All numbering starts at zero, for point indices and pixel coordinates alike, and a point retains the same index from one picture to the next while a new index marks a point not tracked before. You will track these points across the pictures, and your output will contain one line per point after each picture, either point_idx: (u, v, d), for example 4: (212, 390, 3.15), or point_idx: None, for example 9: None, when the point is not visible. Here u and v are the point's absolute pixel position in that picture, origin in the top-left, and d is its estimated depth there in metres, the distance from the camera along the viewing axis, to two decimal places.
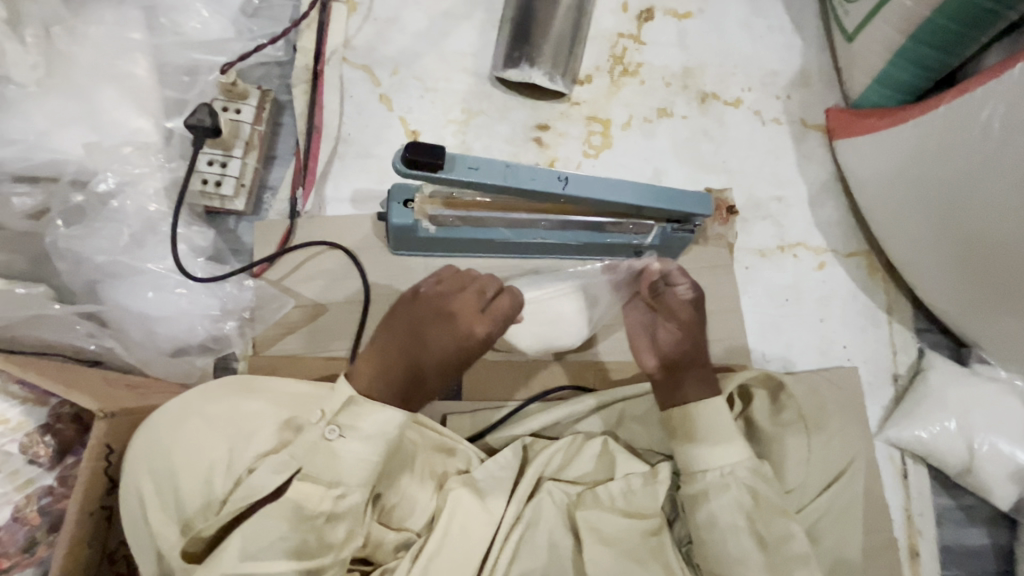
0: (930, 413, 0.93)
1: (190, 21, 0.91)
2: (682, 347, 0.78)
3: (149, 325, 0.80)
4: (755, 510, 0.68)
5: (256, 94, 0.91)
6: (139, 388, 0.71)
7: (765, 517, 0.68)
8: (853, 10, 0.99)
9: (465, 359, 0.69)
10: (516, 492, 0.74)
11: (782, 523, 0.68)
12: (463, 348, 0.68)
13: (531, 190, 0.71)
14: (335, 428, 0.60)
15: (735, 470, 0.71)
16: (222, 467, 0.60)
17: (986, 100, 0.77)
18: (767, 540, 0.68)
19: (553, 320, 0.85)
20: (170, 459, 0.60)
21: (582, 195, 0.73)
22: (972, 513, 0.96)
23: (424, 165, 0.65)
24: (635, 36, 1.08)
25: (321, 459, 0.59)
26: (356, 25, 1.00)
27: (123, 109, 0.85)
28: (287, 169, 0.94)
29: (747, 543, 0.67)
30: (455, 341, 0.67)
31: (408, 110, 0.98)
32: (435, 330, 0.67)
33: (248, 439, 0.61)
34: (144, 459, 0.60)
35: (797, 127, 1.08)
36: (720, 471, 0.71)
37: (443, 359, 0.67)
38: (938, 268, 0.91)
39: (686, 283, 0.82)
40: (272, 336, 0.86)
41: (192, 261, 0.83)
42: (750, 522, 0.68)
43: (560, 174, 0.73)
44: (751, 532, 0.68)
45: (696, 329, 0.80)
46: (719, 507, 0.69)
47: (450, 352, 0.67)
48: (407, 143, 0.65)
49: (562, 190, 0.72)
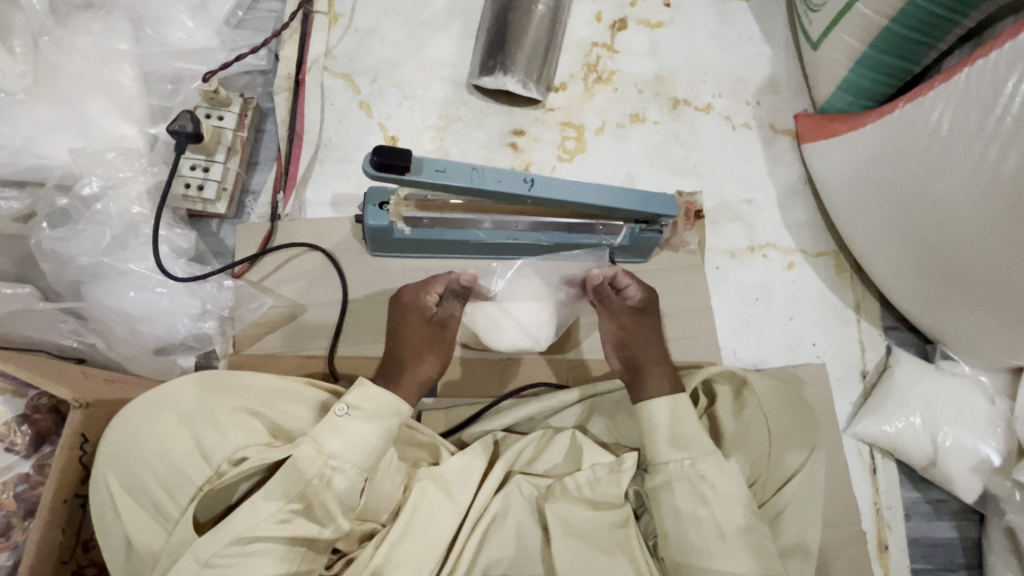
0: (895, 409, 0.96)
1: (174, 32, 0.94)
2: (635, 340, 0.81)
3: (131, 323, 0.82)
4: (714, 500, 0.70)
5: (238, 101, 0.94)
6: (117, 382, 0.73)
7: (725, 506, 0.70)
8: (817, 19, 1.03)
9: (441, 337, 0.77)
10: (485, 485, 0.76)
11: (739, 512, 0.70)
12: (436, 328, 0.77)
13: (499, 192, 0.74)
14: (344, 406, 0.65)
15: (697, 459, 0.72)
16: (196, 460, 0.62)
17: (936, 104, 0.81)
18: (728, 530, 0.69)
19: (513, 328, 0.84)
20: (143, 450, 0.62)
21: (548, 195, 0.76)
22: (940, 506, 0.98)
23: (391, 168, 0.68)
24: (609, 45, 1.11)
25: (327, 428, 0.63)
26: (338, 36, 1.04)
27: (109, 117, 0.88)
28: (269, 174, 0.97)
29: (708, 531, 0.69)
30: (426, 321, 0.76)
31: (387, 117, 1.02)
32: (407, 325, 0.76)
33: (222, 434, 0.63)
34: (117, 452, 0.62)
35: (766, 131, 1.11)
36: (682, 462, 0.73)
37: (420, 340, 0.75)
38: (899, 268, 0.94)
39: (633, 284, 0.83)
40: (250, 335, 0.88)
41: (173, 261, 0.86)
42: (710, 511, 0.70)
43: (526, 177, 0.76)
44: (712, 521, 0.69)
45: (651, 321, 0.83)
46: (681, 496, 0.71)
47: (425, 333, 0.76)
48: (374, 147, 0.68)
49: (528, 191, 0.75)
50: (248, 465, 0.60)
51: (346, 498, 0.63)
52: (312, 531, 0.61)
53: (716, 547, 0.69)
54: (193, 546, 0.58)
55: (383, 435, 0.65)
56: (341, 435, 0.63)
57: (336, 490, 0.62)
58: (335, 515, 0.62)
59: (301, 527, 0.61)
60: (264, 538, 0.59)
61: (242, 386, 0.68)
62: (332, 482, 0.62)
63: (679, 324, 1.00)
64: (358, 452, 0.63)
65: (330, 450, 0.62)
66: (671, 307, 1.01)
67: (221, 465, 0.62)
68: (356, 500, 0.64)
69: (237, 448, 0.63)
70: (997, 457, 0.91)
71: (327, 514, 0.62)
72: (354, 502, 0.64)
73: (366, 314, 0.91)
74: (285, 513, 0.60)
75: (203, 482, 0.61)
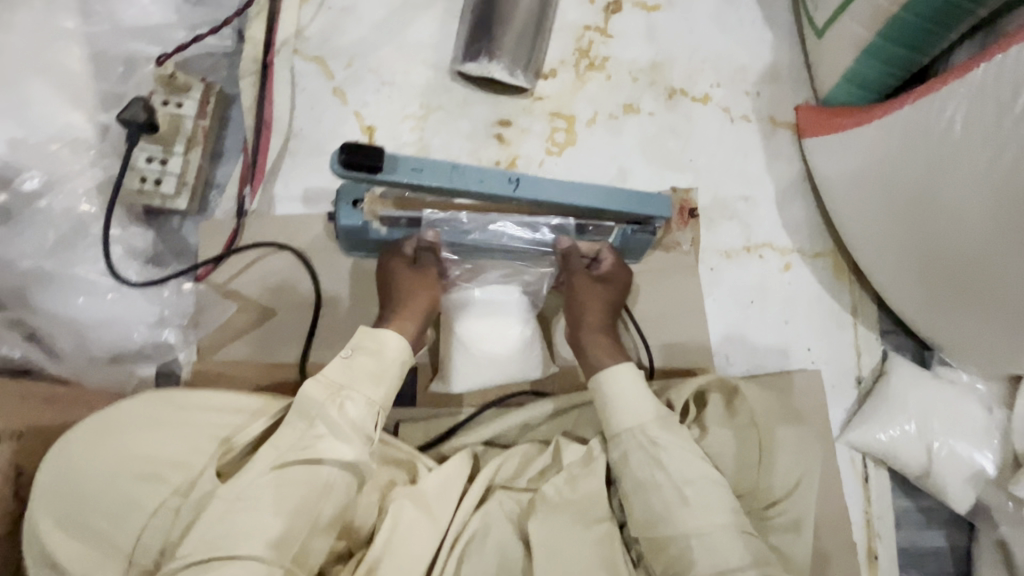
0: (891, 415, 0.93)
1: (128, 7, 0.85)
2: (588, 307, 0.83)
3: (80, 332, 0.75)
4: (670, 465, 0.70)
5: (199, 86, 0.86)
6: (62, 402, 0.67)
7: (681, 466, 0.70)
8: (823, 5, 0.97)
9: (422, 281, 0.77)
10: (463, 503, 0.73)
11: (702, 474, 0.70)
12: (421, 273, 0.78)
13: (481, 193, 0.69)
14: (349, 350, 0.69)
15: (645, 427, 0.74)
16: (160, 481, 0.58)
17: (949, 101, 0.76)
18: (693, 493, 0.69)
19: (497, 326, 0.80)
20: (84, 483, 0.56)
21: (536, 195, 0.71)
22: (931, 515, 0.96)
23: (363, 167, 0.63)
24: (602, 29, 1.04)
25: (336, 368, 0.67)
26: (309, 14, 0.96)
27: (55, 103, 0.79)
28: (235, 167, 0.90)
29: (668, 494, 0.69)
30: (407, 267, 0.78)
31: (363, 105, 0.95)
32: (395, 275, 0.78)
33: (191, 449, 0.60)
34: (54, 487, 0.55)
35: (766, 124, 1.06)
36: (632, 430, 0.74)
37: (407, 284, 0.77)
38: (901, 270, 0.90)
39: (607, 257, 0.84)
40: (214, 342, 0.83)
41: (127, 264, 0.79)
42: (666, 475, 0.70)
43: (511, 176, 0.70)
44: (671, 484, 0.69)
45: (617, 280, 0.85)
46: (638, 467, 0.72)
47: (410, 278, 0.77)
48: (343, 144, 0.62)
49: (512, 192, 0.70)
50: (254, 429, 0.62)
51: (354, 443, 0.63)
52: (342, 451, 0.62)
53: (679, 510, 0.68)
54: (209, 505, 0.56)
55: (395, 365, 0.70)
56: (351, 371, 0.67)
57: (348, 415, 0.64)
58: (347, 434, 0.63)
59: (332, 448, 0.62)
60: (306, 461, 0.61)
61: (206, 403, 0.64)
62: (344, 407, 0.65)
63: (670, 328, 0.96)
64: (370, 382, 0.67)
65: (336, 380, 0.66)
66: (660, 310, 0.97)
67: (188, 480, 0.59)
68: (369, 425, 0.66)
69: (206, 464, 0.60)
70: (992, 467, 0.89)
71: (341, 433, 0.63)
72: (368, 428, 0.65)
73: (340, 319, 0.86)
74: (310, 441, 0.62)
75: (166, 498, 0.58)
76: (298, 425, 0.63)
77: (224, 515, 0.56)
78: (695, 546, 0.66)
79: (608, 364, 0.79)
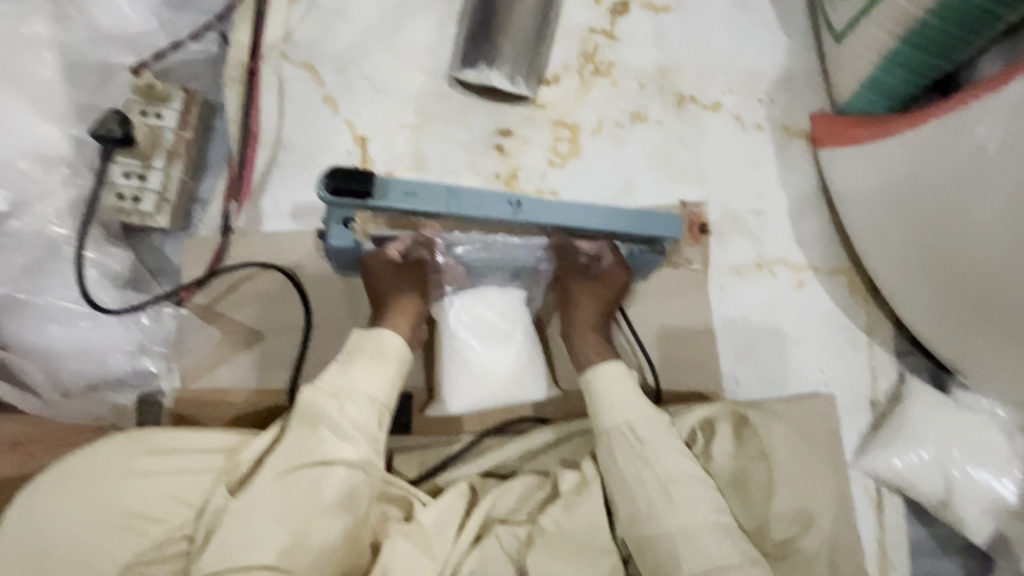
0: (906, 441, 0.89)
1: (103, 12, 0.80)
2: (582, 299, 0.79)
3: (53, 361, 0.71)
4: (655, 462, 0.68)
5: (179, 95, 0.81)
6: (29, 445, 0.62)
7: (667, 463, 0.68)
8: (842, 8, 0.91)
9: (410, 273, 0.75)
10: (457, 542, 0.69)
11: (689, 476, 0.68)
12: (408, 267, 0.75)
13: (478, 217, 0.65)
14: (347, 354, 0.67)
15: (632, 424, 0.71)
16: (136, 534, 0.56)
17: (980, 116, 0.70)
18: (678, 490, 0.67)
19: (491, 331, 0.75)
20: (51, 539, 0.54)
21: (537, 218, 0.66)
22: (947, 544, 0.93)
23: (351, 192, 0.61)
24: (608, 32, 0.99)
25: (333, 373, 0.65)
26: (298, 17, 0.90)
27: (23, 114, 0.73)
28: (219, 180, 0.86)
29: (652, 492, 0.67)
30: (392, 264, 0.75)
31: (355, 113, 0.90)
32: (380, 274, 0.75)
33: (170, 499, 0.58)
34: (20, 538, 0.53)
35: (779, 133, 1.00)
36: (619, 427, 0.71)
37: (394, 279, 0.75)
38: (922, 294, 0.85)
39: (608, 256, 0.77)
40: (199, 368, 0.79)
41: (102, 290, 0.74)
42: (652, 472, 0.68)
43: (511, 198, 0.66)
44: (657, 482, 0.67)
45: (613, 282, 0.79)
46: (624, 465, 0.69)
47: (396, 272, 0.75)
48: (329, 168, 0.60)
49: (512, 216, 0.65)
50: (256, 447, 0.62)
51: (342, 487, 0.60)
52: (347, 451, 0.62)
53: (663, 508, 0.66)
54: (222, 523, 0.56)
55: (394, 364, 0.67)
56: (348, 374, 0.65)
57: (350, 416, 0.63)
58: (349, 435, 0.62)
59: (337, 448, 0.61)
60: (314, 462, 0.60)
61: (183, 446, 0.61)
62: (345, 409, 0.63)
63: (677, 349, 0.92)
64: (370, 381, 0.65)
65: (334, 384, 0.64)
66: (667, 330, 0.93)
67: (166, 534, 0.57)
68: (371, 425, 0.64)
69: (178, 516, 0.58)
70: (1013, 496, 0.86)
71: (343, 433, 0.62)
72: (372, 429, 0.64)
73: (331, 342, 0.82)
74: (314, 444, 0.61)
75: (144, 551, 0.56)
76: (302, 431, 0.62)
77: (238, 527, 0.56)
78: (680, 546, 0.64)
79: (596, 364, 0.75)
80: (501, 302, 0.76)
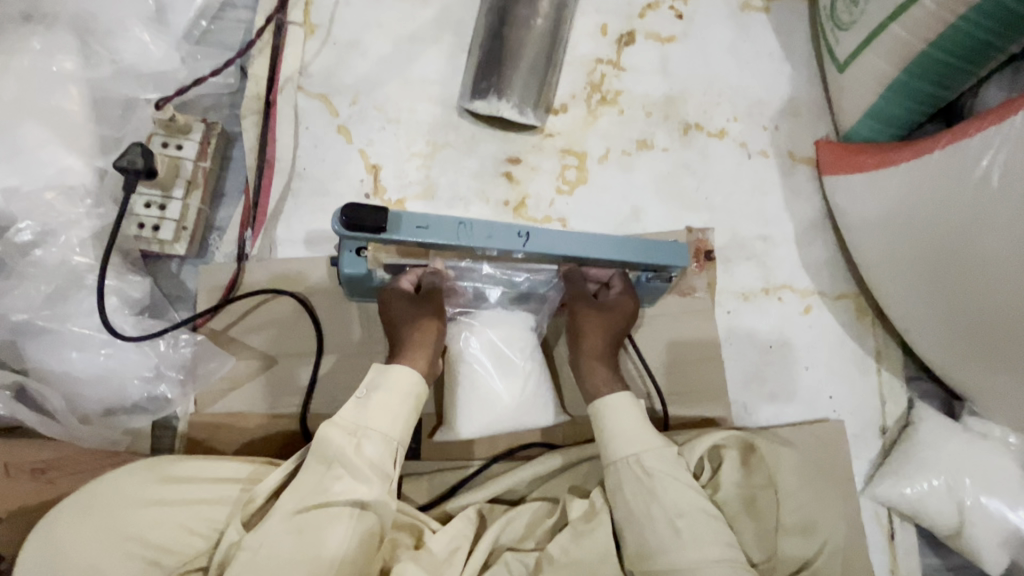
0: (918, 468, 0.88)
1: (128, 47, 0.83)
2: (596, 331, 0.77)
3: (74, 387, 0.74)
4: (663, 495, 0.68)
5: (200, 127, 0.84)
6: (51, 472, 0.64)
7: (675, 497, 0.68)
8: (845, 38, 0.93)
9: (425, 309, 0.72)
10: (468, 565, 0.69)
11: (696, 510, 0.67)
12: (422, 303, 0.72)
13: (489, 249, 0.65)
14: (364, 390, 0.67)
15: (641, 456, 0.70)
16: (150, 565, 0.57)
17: (986, 148, 0.72)
18: (686, 525, 0.66)
19: (504, 355, 0.76)
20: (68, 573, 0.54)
21: (547, 249, 0.67)
22: (961, 574, 0.92)
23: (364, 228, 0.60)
24: (615, 62, 1.01)
25: (350, 408, 0.65)
26: (314, 50, 0.93)
27: (50, 148, 0.77)
28: (236, 209, 0.88)
29: (659, 525, 0.67)
30: (406, 299, 0.73)
31: (368, 142, 0.92)
32: (395, 310, 0.72)
33: (183, 530, 0.60)
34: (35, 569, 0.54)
35: (784, 160, 1.02)
36: (628, 459, 0.71)
37: (408, 315, 0.72)
38: (930, 322, 0.85)
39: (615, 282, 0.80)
40: (213, 393, 0.81)
41: (121, 318, 0.76)
42: (660, 505, 0.67)
43: (521, 229, 0.66)
44: (664, 515, 0.67)
45: (622, 310, 0.78)
46: (631, 496, 0.69)
47: (411, 308, 0.72)
48: (344, 203, 0.60)
49: (522, 247, 0.66)
50: (272, 480, 0.63)
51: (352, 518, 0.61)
52: (360, 491, 0.62)
53: (671, 543, 0.65)
54: (236, 557, 0.57)
55: (410, 400, 0.67)
56: (364, 412, 0.65)
57: (365, 455, 0.63)
58: (366, 475, 0.63)
59: (353, 488, 0.62)
60: (328, 502, 0.61)
61: (193, 476, 0.62)
62: (362, 447, 0.64)
63: (685, 375, 0.93)
64: (387, 418, 0.65)
65: (351, 421, 0.64)
66: (675, 355, 0.93)
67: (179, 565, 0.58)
68: (385, 462, 0.65)
69: (192, 547, 0.60)
70: None
71: (359, 473, 0.63)
72: (386, 468, 0.64)
73: (342, 367, 0.83)
74: (329, 482, 0.62)
75: None
76: (316, 468, 0.63)
77: (251, 563, 0.57)
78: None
79: (608, 393, 0.75)
80: (512, 325, 0.78)
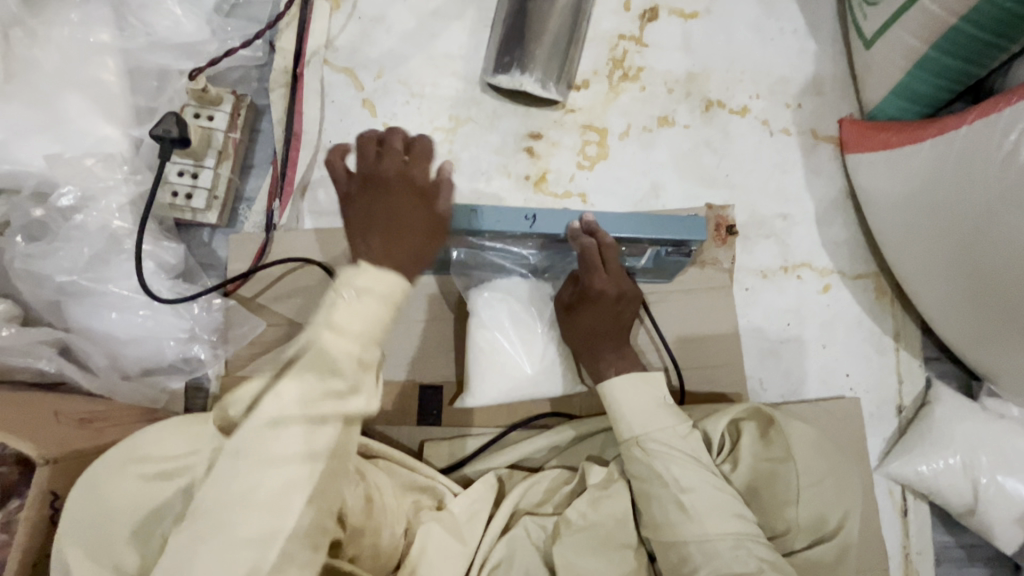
0: (934, 448, 0.88)
1: (161, 19, 0.85)
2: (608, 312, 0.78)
3: (115, 346, 0.77)
4: (669, 473, 0.69)
5: (230, 99, 0.87)
6: (96, 423, 0.68)
7: (698, 503, 0.67)
8: (873, 13, 0.91)
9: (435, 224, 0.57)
10: (489, 528, 0.72)
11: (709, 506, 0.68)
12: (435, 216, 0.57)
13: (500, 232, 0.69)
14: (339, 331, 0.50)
15: (641, 438, 0.72)
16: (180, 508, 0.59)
17: (1014, 123, 0.71)
18: (693, 502, 0.67)
19: (526, 336, 0.79)
20: (112, 505, 0.57)
21: (552, 230, 0.70)
22: (973, 552, 0.92)
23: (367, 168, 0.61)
24: (637, 38, 1.01)
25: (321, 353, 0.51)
26: (339, 24, 0.95)
27: (89, 118, 0.81)
28: (264, 180, 0.91)
29: (669, 514, 0.68)
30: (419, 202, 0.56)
31: (392, 117, 0.93)
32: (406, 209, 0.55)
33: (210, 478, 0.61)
34: (79, 509, 0.57)
35: (807, 138, 1.01)
36: (629, 441, 0.73)
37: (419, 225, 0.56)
38: (951, 299, 0.85)
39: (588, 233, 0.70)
40: (244, 356, 0.84)
41: (158, 281, 0.80)
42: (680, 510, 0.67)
43: (528, 212, 0.70)
44: (671, 494, 0.68)
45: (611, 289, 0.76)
46: (646, 468, 0.70)
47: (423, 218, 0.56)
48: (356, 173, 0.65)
49: (529, 229, 0.69)
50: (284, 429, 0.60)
51: None
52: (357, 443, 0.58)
53: (679, 533, 0.66)
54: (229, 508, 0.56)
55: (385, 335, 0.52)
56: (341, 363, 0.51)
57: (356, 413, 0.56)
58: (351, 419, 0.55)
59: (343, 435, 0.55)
60: None
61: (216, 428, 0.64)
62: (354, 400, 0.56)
63: (701, 351, 0.94)
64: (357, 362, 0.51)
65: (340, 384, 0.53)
66: (692, 330, 0.94)
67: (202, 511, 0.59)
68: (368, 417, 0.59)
69: None
70: None
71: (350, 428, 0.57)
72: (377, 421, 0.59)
73: None
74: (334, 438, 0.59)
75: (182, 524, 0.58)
76: None
77: None
78: (694, 553, 0.65)
79: (613, 376, 0.76)
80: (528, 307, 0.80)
